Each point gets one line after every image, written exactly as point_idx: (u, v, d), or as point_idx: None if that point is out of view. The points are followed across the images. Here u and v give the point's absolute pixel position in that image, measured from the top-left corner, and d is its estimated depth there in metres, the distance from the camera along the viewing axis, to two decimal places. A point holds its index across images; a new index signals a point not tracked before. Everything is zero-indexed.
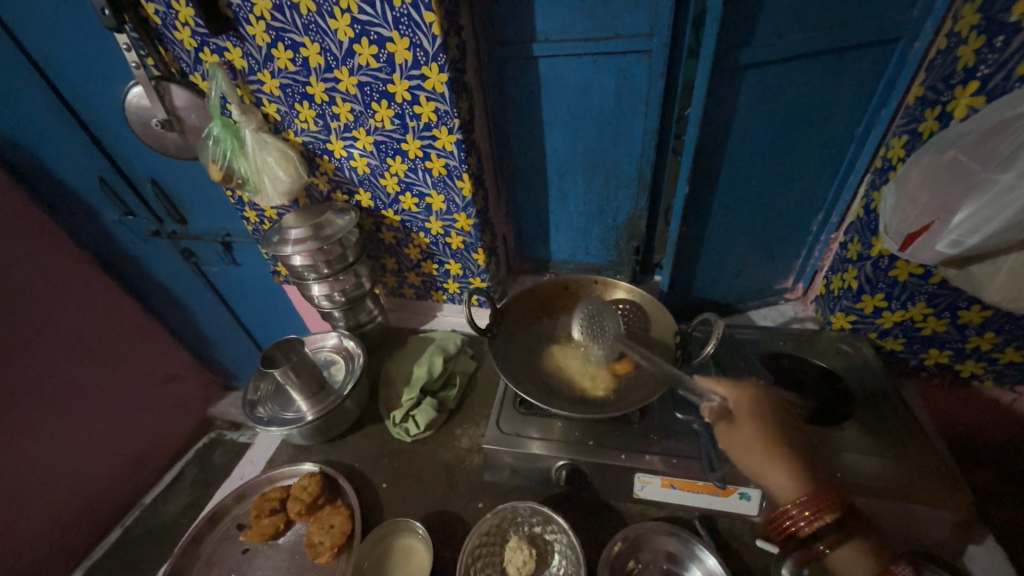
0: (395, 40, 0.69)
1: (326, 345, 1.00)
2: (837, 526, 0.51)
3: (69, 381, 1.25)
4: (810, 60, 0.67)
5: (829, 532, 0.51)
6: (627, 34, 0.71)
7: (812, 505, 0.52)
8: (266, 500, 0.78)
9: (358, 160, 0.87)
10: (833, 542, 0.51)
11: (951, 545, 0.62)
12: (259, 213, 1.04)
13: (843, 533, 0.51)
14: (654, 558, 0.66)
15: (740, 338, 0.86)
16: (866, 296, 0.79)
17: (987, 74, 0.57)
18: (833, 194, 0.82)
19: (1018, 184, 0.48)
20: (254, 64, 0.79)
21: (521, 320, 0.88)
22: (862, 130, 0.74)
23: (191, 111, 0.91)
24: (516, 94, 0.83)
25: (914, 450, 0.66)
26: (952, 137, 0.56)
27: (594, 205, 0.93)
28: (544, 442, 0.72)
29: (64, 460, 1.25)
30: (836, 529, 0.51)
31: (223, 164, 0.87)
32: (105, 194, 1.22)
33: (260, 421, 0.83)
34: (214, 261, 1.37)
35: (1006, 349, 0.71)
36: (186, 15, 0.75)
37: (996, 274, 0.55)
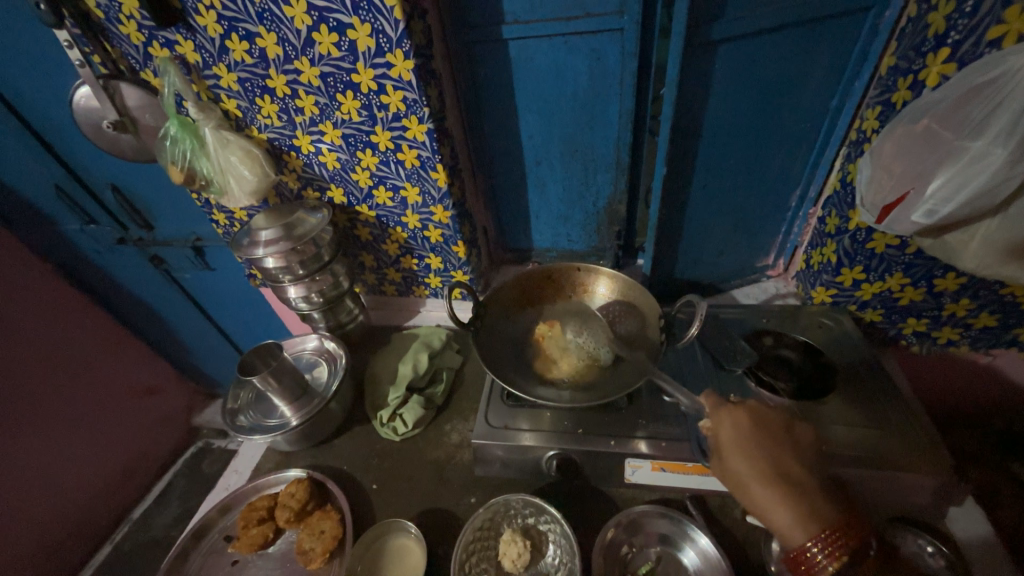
0: (355, 26, 0.65)
1: (307, 347, 0.97)
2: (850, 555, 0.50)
3: (42, 399, 1.20)
4: (782, 33, 0.66)
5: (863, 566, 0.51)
6: (597, 13, 0.70)
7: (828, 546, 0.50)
8: (254, 510, 0.76)
9: (327, 156, 0.83)
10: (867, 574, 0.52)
11: (936, 509, 0.63)
12: (228, 216, 1.00)
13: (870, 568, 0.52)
14: (648, 540, 0.66)
15: (724, 318, 0.86)
16: (845, 270, 0.80)
17: (957, 40, 0.57)
18: (810, 170, 0.82)
19: (991, 151, 0.49)
20: (209, 58, 0.75)
21: (504, 312, 0.87)
22: (836, 103, 0.74)
23: (145, 111, 0.86)
24: (487, 80, 0.80)
25: (896, 420, 0.67)
26: (925, 105, 0.56)
27: (574, 191, 0.92)
28: (535, 433, 0.71)
29: (44, 481, 1.20)
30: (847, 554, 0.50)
31: (183, 165, 0.83)
32: (65, 204, 1.17)
33: (241, 429, 0.80)
34: (186, 267, 1.33)
35: (980, 315, 0.72)
36: (130, 8, 0.70)
37: (970, 242, 0.56)
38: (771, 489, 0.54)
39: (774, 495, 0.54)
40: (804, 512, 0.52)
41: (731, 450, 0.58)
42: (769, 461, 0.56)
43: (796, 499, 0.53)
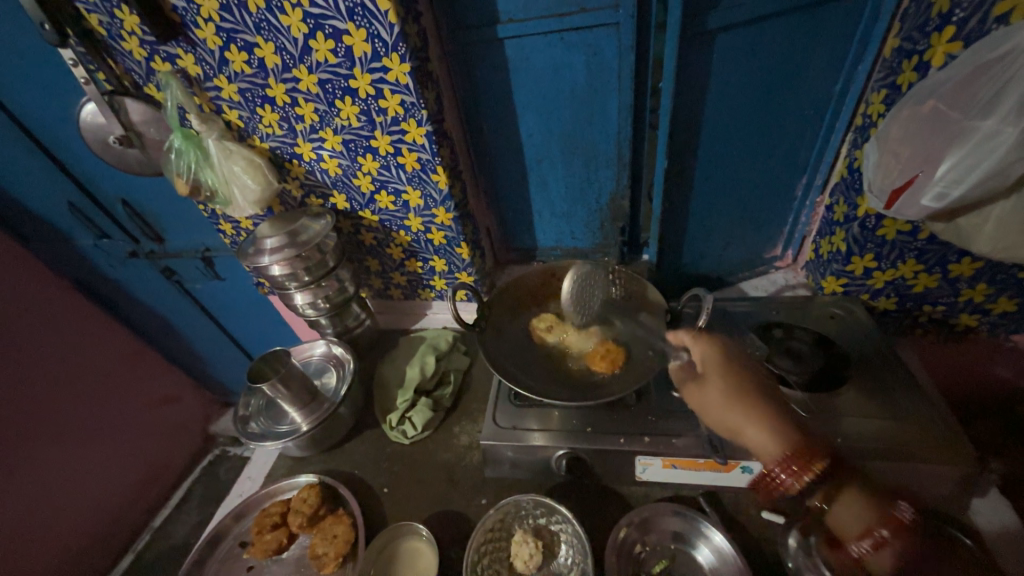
0: (351, 32, 0.66)
1: (315, 353, 0.98)
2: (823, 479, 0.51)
3: (61, 411, 1.22)
4: (781, 19, 0.65)
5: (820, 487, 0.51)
6: (592, 8, 0.69)
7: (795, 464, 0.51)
8: (267, 516, 0.77)
9: (329, 162, 0.84)
10: (827, 496, 0.52)
11: (957, 499, 0.62)
12: (234, 226, 1.01)
13: (831, 488, 0.51)
14: (661, 539, 0.66)
15: (732, 311, 0.84)
16: (855, 258, 0.78)
17: (963, 18, 0.55)
18: (816, 158, 0.80)
19: (1001, 130, 0.47)
20: (210, 70, 0.76)
21: (509, 311, 0.87)
22: (840, 88, 0.72)
23: (150, 125, 0.87)
24: (485, 80, 0.80)
25: (913, 410, 0.65)
26: (931, 86, 0.54)
27: (575, 188, 0.91)
28: (543, 433, 0.71)
29: (64, 492, 1.22)
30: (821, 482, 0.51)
31: (188, 177, 0.84)
32: (77, 219, 1.19)
33: (253, 436, 0.81)
34: (197, 277, 1.35)
35: (999, 300, 0.70)
36: (132, 24, 0.72)
37: (984, 225, 0.54)
38: (747, 412, 0.57)
39: (746, 419, 0.57)
40: (778, 434, 0.55)
41: (711, 380, 0.62)
42: (751, 390, 0.59)
43: (767, 418, 0.56)
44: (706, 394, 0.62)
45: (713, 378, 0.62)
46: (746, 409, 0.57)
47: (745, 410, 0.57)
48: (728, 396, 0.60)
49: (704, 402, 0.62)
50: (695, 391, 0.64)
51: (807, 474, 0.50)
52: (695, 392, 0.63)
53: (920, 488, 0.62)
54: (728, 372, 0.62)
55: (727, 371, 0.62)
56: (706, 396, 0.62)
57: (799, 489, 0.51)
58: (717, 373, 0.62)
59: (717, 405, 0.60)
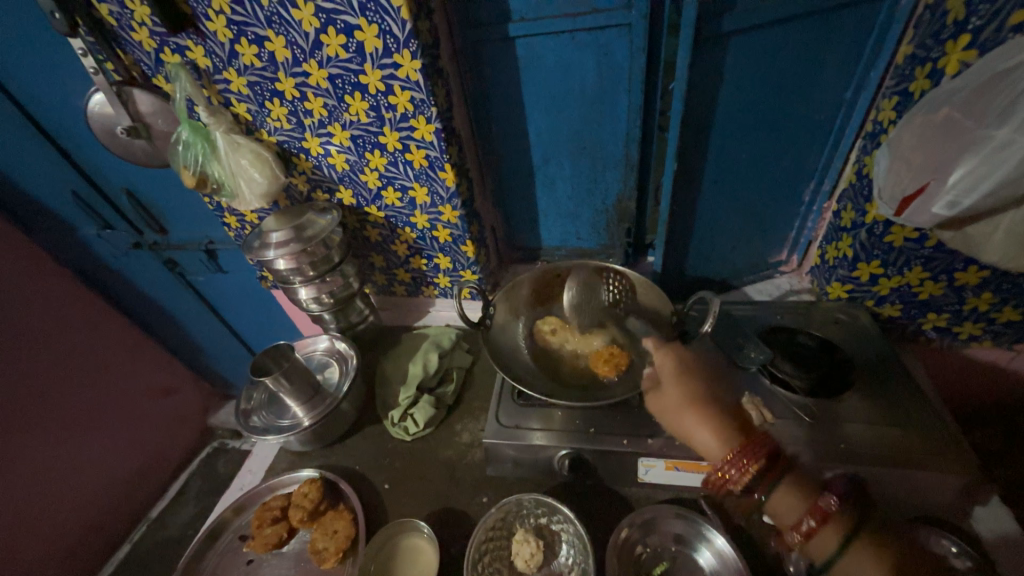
0: (363, 28, 0.66)
1: (318, 348, 0.98)
2: (763, 473, 0.52)
3: (60, 401, 1.22)
4: (794, 23, 0.65)
5: (761, 480, 0.51)
6: (605, 9, 0.69)
7: (741, 460, 0.52)
8: (268, 509, 0.77)
9: (336, 157, 0.84)
10: (767, 490, 0.52)
11: (958, 508, 0.62)
12: (239, 219, 1.01)
13: (772, 484, 0.51)
14: (662, 540, 0.66)
15: (736, 314, 0.84)
16: (862, 264, 0.78)
17: (978, 26, 0.55)
18: (824, 164, 0.80)
19: (1015, 139, 0.47)
20: (219, 62, 0.75)
21: (513, 310, 0.86)
22: (851, 94, 0.72)
23: (158, 116, 0.87)
24: (495, 78, 0.80)
25: (916, 417, 0.65)
26: (944, 94, 0.54)
27: (582, 188, 0.91)
28: (546, 433, 0.71)
29: (63, 481, 1.23)
30: (762, 476, 0.51)
31: (195, 169, 0.84)
32: (81, 209, 1.19)
33: (255, 430, 0.81)
34: (199, 270, 1.35)
35: (1003, 309, 0.70)
36: (142, 15, 0.71)
37: (993, 234, 0.54)
38: (699, 416, 0.57)
39: (698, 421, 0.57)
40: (724, 435, 0.55)
41: (668, 384, 0.62)
42: (704, 395, 0.59)
43: (717, 419, 0.57)
44: (663, 396, 0.61)
45: (669, 382, 0.62)
46: (699, 412, 0.57)
47: (695, 413, 0.58)
48: (683, 400, 0.59)
49: (660, 405, 0.61)
50: (652, 397, 0.63)
51: (750, 468, 0.51)
52: (655, 397, 0.62)
53: (922, 495, 0.62)
54: (683, 377, 0.62)
55: (680, 374, 0.62)
56: (662, 399, 0.61)
57: (744, 485, 0.51)
58: (671, 374, 0.62)
59: (675, 410, 0.59)
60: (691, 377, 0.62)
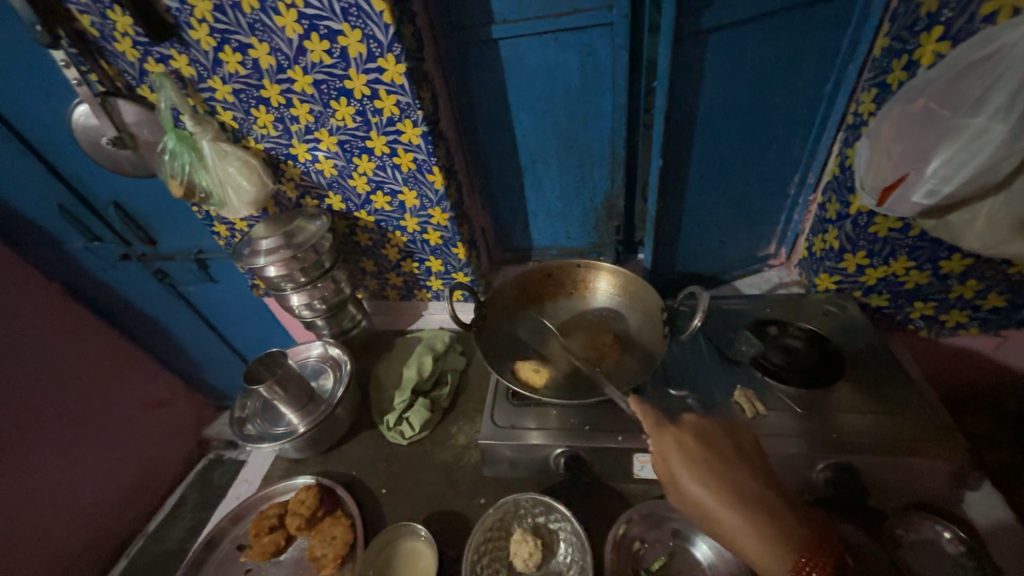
0: (346, 33, 0.66)
1: (311, 355, 0.98)
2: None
3: (53, 416, 1.21)
4: (772, 19, 0.66)
5: None
6: (586, 8, 0.70)
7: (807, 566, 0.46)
8: (264, 518, 0.76)
9: (324, 163, 0.84)
10: None
11: (951, 493, 0.63)
12: (229, 227, 1.01)
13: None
14: (660, 535, 0.66)
15: (727, 308, 0.85)
16: (848, 255, 0.79)
17: (951, 17, 0.56)
18: (808, 157, 0.81)
19: (991, 127, 0.48)
20: (203, 71, 0.75)
21: (505, 311, 0.86)
22: (831, 88, 0.73)
23: (143, 127, 0.87)
24: (480, 80, 0.80)
25: (905, 404, 0.66)
26: (920, 85, 0.55)
27: (571, 188, 0.92)
28: (542, 432, 0.71)
29: (58, 497, 1.21)
30: None
31: (183, 179, 0.83)
32: (68, 222, 1.18)
33: (249, 438, 0.81)
34: (189, 280, 1.34)
35: (988, 295, 0.72)
36: (125, 25, 0.71)
37: (974, 222, 0.55)
38: (736, 516, 0.50)
39: (738, 524, 0.49)
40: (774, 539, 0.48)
41: (687, 480, 0.54)
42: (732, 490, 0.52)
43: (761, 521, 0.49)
44: (689, 493, 0.54)
45: (687, 477, 0.54)
46: (741, 517, 0.49)
47: (729, 512, 0.50)
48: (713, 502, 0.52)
49: (685, 500, 0.54)
50: (678, 492, 0.55)
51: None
52: (681, 493, 0.55)
53: (914, 481, 0.63)
54: (698, 469, 0.54)
55: (691, 460, 0.54)
56: (690, 495, 0.54)
57: None
58: (682, 461, 0.55)
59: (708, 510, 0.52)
60: (714, 469, 0.53)
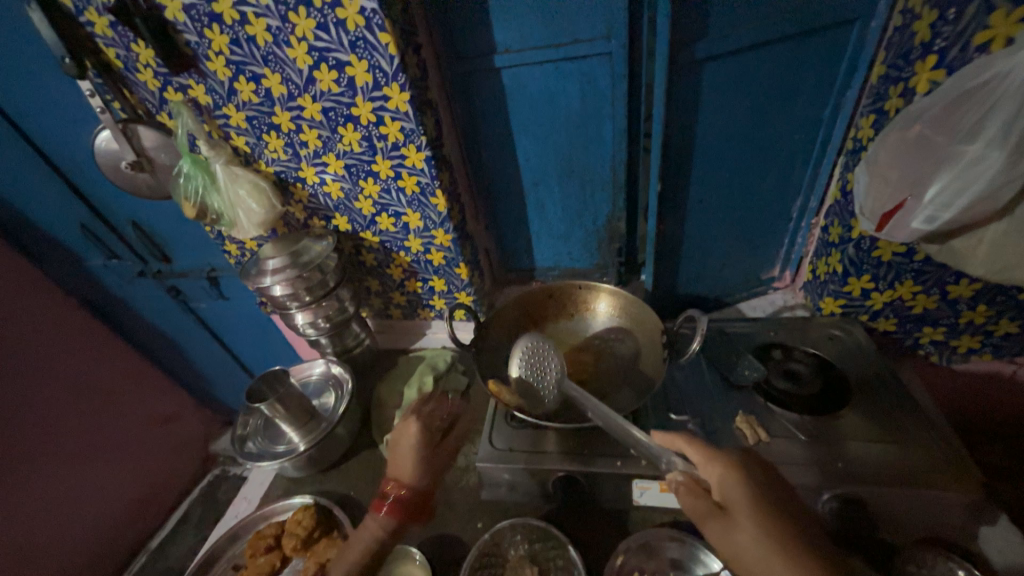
0: (353, 63, 0.69)
1: (314, 373, 0.99)
2: None
3: (65, 429, 1.23)
4: (768, 48, 0.67)
5: None
6: (585, 38, 0.71)
7: None
8: (261, 538, 0.76)
9: (331, 186, 0.86)
10: None
11: (963, 528, 0.60)
12: (239, 246, 1.04)
13: None
14: (660, 566, 0.64)
15: (730, 332, 0.84)
16: (852, 279, 0.78)
17: (944, 47, 0.56)
18: (809, 181, 0.81)
19: (989, 155, 0.48)
20: (219, 99, 0.79)
21: (506, 333, 0.87)
22: (830, 113, 0.73)
23: (161, 151, 0.90)
24: (483, 107, 0.83)
25: (915, 433, 0.64)
26: (915, 112, 0.56)
27: (573, 210, 0.93)
28: (540, 455, 0.70)
29: (66, 511, 1.22)
30: None
31: (196, 201, 0.87)
32: (89, 240, 1.22)
33: (250, 456, 0.82)
34: (202, 297, 1.37)
35: (1000, 321, 0.70)
36: (147, 57, 0.75)
37: (978, 246, 0.54)
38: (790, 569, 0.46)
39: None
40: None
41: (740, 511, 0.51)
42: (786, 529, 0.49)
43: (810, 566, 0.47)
44: (735, 528, 0.51)
45: (742, 519, 0.51)
46: (789, 561, 0.47)
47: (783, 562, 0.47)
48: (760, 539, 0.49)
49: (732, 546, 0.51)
50: (718, 528, 0.52)
51: None
52: (720, 526, 0.52)
53: (927, 513, 0.61)
54: (756, 502, 0.52)
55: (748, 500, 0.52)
56: (732, 532, 0.51)
57: None
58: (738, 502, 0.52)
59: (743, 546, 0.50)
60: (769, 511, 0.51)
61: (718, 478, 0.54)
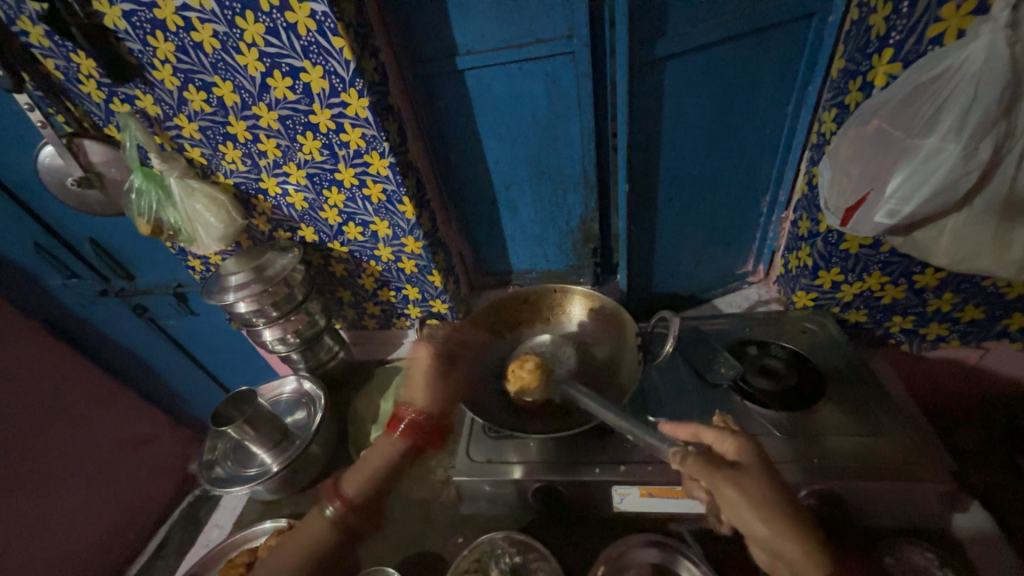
0: (307, 69, 0.66)
1: (285, 391, 0.96)
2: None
3: (31, 459, 1.17)
4: (730, 44, 0.66)
5: None
6: (547, 38, 0.70)
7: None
8: (232, 567, 0.73)
9: (294, 196, 0.83)
10: None
11: (940, 516, 0.61)
12: (202, 262, 1.00)
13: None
14: (640, 573, 0.63)
15: (706, 329, 0.84)
16: (822, 272, 0.78)
17: (899, 40, 0.57)
18: (777, 176, 0.82)
19: (946, 147, 0.48)
20: (169, 110, 0.75)
21: (482, 341, 0.85)
22: (793, 108, 0.73)
23: (110, 165, 0.86)
24: (448, 110, 0.81)
25: (888, 425, 0.65)
26: (873, 106, 0.55)
27: (545, 212, 0.91)
28: (519, 466, 0.69)
29: (36, 545, 1.16)
30: None
31: (150, 217, 0.83)
32: (45, 260, 1.17)
33: (219, 482, 0.78)
34: (169, 313, 1.32)
35: (966, 308, 0.71)
36: (88, 67, 0.71)
37: (940, 237, 0.55)
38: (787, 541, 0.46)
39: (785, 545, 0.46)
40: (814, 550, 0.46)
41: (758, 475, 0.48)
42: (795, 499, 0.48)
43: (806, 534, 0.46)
44: (750, 487, 0.48)
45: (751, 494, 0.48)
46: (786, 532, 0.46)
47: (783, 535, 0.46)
48: (769, 498, 0.47)
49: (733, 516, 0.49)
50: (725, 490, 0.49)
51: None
52: (732, 484, 0.48)
53: (902, 506, 0.61)
54: (773, 475, 0.49)
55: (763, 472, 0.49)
56: (743, 494, 0.47)
57: None
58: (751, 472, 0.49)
59: (737, 502, 0.47)
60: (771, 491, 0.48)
61: (734, 447, 0.51)
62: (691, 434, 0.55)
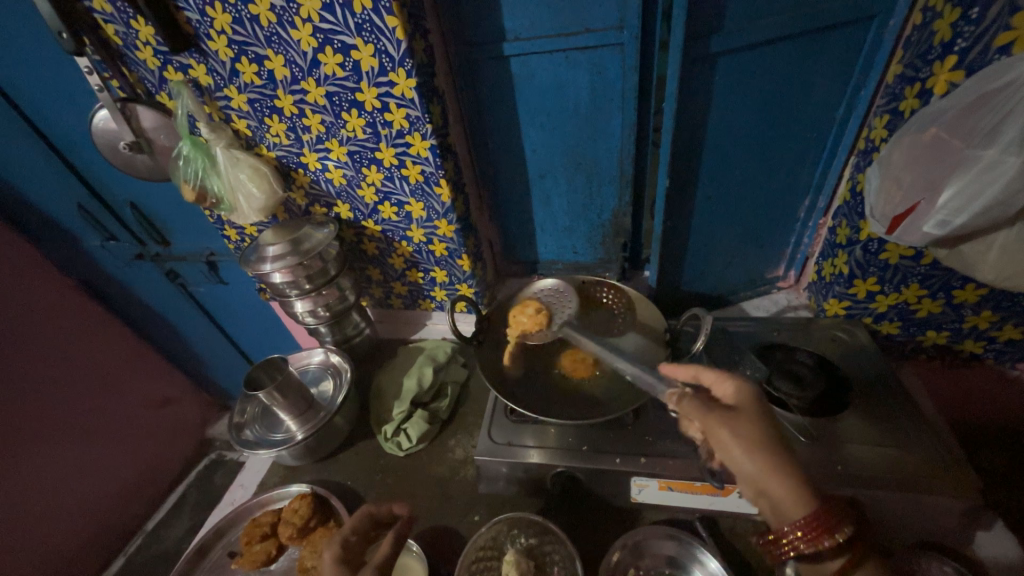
0: (359, 47, 0.67)
1: (312, 362, 0.98)
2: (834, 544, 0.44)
3: (60, 410, 1.22)
4: (783, 44, 0.65)
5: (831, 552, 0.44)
6: (597, 28, 0.70)
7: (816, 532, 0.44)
8: (257, 525, 0.76)
9: (334, 172, 0.85)
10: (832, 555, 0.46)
11: (961, 532, 0.60)
12: (239, 232, 1.02)
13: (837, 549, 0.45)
14: (654, 563, 0.64)
15: (732, 331, 0.84)
16: (858, 281, 0.78)
17: (965, 48, 0.55)
18: (818, 181, 0.80)
19: (1004, 160, 0.47)
20: (220, 80, 0.77)
21: (508, 326, 0.86)
22: (843, 113, 0.72)
23: (160, 132, 0.88)
24: (490, 96, 0.81)
25: (916, 438, 0.64)
26: (932, 113, 0.54)
27: (578, 203, 0.92)
28: (540, 450, 0.70)
29: (60, 492, 1.22)
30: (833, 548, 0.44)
31: (195, 184, 0.85)
32: (87, 221, 1.21)
33: (247, 444, 0.81)
34: (200, 281, 1.36)
35: (1004, 327, 0.70)
36: (147, 34, 0.73)
37: (988, 252, 0.54)
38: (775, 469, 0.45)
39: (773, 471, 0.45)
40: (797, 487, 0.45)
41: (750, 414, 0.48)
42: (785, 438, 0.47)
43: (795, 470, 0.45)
44: (739, 424, 0.47)
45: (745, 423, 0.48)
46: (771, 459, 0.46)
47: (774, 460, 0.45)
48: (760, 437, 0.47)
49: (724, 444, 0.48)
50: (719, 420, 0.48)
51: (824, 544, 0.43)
52: (722, 422, 0.48)
53: (923, 519, 0.61)
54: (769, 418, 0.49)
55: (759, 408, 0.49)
56: (732, 431, 0.47)
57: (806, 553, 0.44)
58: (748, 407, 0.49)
59: (729, 442, 0.47)
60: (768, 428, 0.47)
61: (732, 390, 0.50)
62: (692, 376, 0.56)
